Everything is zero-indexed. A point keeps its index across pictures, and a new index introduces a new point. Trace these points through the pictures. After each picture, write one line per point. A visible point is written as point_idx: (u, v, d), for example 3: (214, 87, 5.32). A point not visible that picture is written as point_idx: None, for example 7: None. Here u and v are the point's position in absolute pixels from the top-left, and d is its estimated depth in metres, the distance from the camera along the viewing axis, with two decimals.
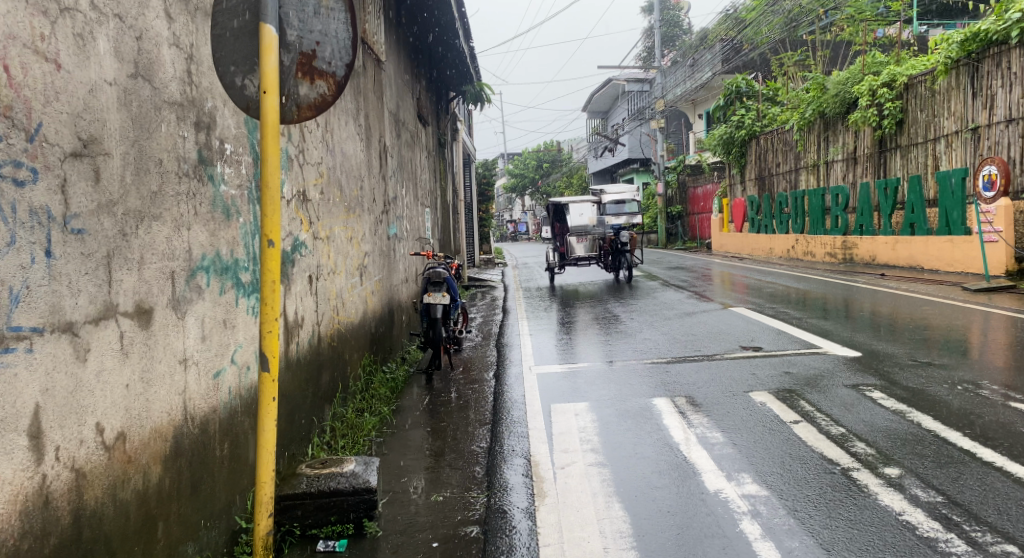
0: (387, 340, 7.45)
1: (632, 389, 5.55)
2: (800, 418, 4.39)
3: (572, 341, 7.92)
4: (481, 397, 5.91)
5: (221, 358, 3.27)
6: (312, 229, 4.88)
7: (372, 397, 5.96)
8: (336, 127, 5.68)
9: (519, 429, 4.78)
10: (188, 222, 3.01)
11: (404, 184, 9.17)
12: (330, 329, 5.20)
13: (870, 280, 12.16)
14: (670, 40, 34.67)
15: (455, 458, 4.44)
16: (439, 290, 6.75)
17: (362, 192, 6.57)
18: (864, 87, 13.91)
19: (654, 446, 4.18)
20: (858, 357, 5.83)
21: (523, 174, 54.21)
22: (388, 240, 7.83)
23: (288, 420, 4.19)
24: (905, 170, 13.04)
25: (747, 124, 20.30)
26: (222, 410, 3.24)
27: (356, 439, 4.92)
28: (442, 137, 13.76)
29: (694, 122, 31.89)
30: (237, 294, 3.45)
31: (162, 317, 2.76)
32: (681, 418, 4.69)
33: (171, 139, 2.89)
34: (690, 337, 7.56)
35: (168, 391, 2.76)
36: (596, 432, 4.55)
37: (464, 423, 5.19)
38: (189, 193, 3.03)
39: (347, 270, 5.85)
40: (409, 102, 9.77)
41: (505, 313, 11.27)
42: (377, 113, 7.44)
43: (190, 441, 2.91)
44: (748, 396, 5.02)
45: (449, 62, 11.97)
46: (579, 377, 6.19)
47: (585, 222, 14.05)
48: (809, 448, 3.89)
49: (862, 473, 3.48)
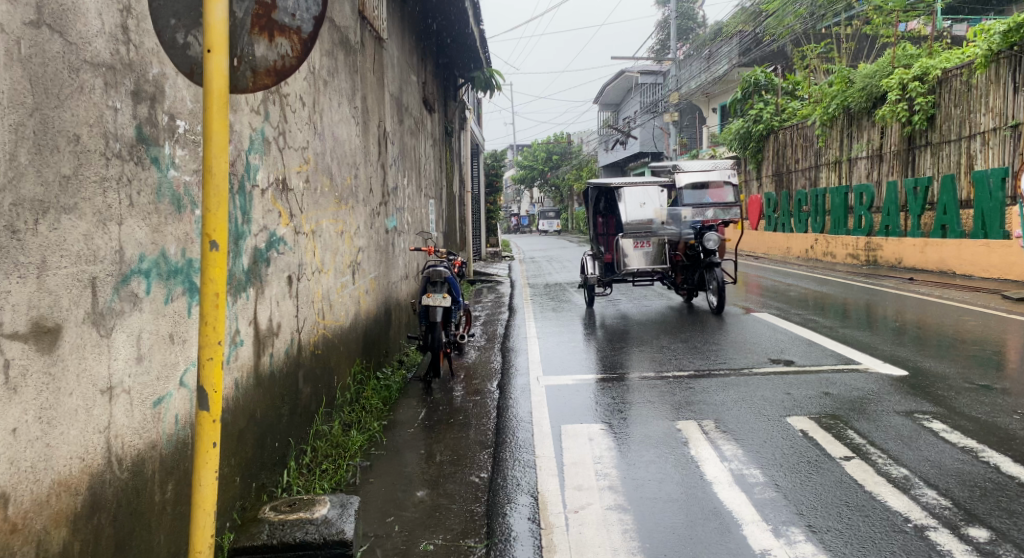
0: (383, 342, 6.86)
1: (652, 408, 4.95)
2: (852, 453, 3.78)
3: (584, 348, 7.33)
4: (484, 412, 5.33)
5: (165, 382, 2.67)
6: (293, 223, 4.30)
7: (363, 409, 5.39)
8: (327, 108, 5.08)
9: (525, 458, 4.19)
10: (119, 214, 2.41)
11: (406, 174, 8.56)
12: (315, 335, 4.62)
13: (898, 284, 11.52)
14: (685, 32, 33.98)
15: (451, 489, 3.87)
16: (440, 291, 6.14)
17: (357, 180, 5.97)
18: (893, 80, 13.21)
19: (683, 483, 3.60)
20: (906, 378, 5.21)
21: (532, 166, 53.46)
22: (386, 234, 7.23)
23: (256, 444, 3.63)
24: (936, 169, 12.38)
25: (766, 118, 19.64)
26: (163, 444, 2.65)
27: (341, 461, 4.36)
28: (449, 125, 13.15)
29: (708, 117, 31.13)
30: (190, 302, 2.87)
31: (77, 337, 2.19)
32: (710, 447, 4.08)
33: (96, 110, 2.30)
34: (712, 346, 6.95)
35: (82, 429, 2.20)
36: (614, 465, 3.95)
37: (462, 446, 4.60)
38: (120, 179, 2.43)
39: (337, 268, 5.26)
40: (414, 85, 9.18)
41: (512, 312, 10.67)
42: (376, 98, 6.84)
43: (115, 488, 2.35)
44: (783, 420, 4.43)
45: (458, 47, 11.35)
46: (591, 393, 5.59)
47: (648, 218, 9.49)
48: (866, 493, 3.30)
49: (941, 534, 2.89)
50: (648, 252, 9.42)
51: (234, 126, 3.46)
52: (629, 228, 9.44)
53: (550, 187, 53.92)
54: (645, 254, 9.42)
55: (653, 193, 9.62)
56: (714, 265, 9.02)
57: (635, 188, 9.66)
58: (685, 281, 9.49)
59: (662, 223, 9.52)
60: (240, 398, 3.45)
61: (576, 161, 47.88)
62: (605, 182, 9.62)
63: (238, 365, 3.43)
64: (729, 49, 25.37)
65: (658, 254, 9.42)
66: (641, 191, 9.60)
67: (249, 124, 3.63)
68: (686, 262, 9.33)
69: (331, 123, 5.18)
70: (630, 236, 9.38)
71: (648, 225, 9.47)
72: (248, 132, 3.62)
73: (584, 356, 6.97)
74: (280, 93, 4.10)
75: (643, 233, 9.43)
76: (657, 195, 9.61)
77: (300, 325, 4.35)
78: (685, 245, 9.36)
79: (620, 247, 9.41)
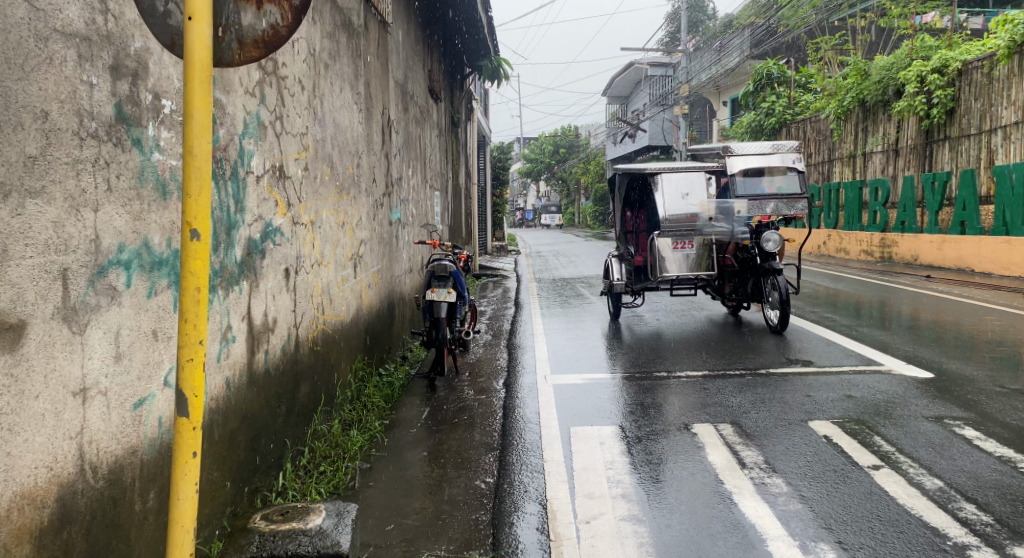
0: (386, 337, 6.66)
1: (664, 411, 4.75)
2: (880, 462, 3.56)
3: (593, 346, 7.12)
4: (489, 413, 5.14)
5: (148, 382, 2.47)
6: (291, 213, 4.10)
7: (364, 409, 5.21)
8: (328, 93, 4.87)
9: (532, 463, 4.00)
10: (96, 200, 2.22)
11: (411, 165, 8.36)
12: (313, 332, 4.43)
13: (915, 282, 11.28)
14: (695, 24, 33.67)
15: (456, 494, 3.68)
16: (445, 286, 5.94)
17: (359, 170, 5.78)
18: (911, 72, 12.93)
19: (700, 492, 3.41)
20: (932, 380, 4.99)
21: (539, 159, 53.18)
22: (390, 226, 7.03)
23: (249, 446, 3.44)
24: (954, 163, 12.12)
25: (778, 111, 19.37)
26: (146, 450, 2.45)
27: (340, 463, 4.17)
28: (457, 116, 12.93)
29: (718, 110, 30.84)
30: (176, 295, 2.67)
31: (45, 334, 2.00)
32: (729, 454, 3.88)
33: (67, 85, 2.10)
34: (726, 347, 6.72)
35: (51, 436, 2.02)
36: (627, 471, 3.75)
37: (467, 448, 4.41)
38: (97, 162, 2.23)
39: (337, 261, 5.06)
40: (420, 73, 8.97)
41: (518, 307, 10.47)
42: (380, 86, 6.63)
43: (90, 499, 2.16)
44: (804, 425, 4.23)
45: (465, 35, 11.13)
46: (601, 393, 5.40)
47: (691, 213, 7.50)
48: (899, 506, 3.09)
49: (984, 553, 2.68)
50: (689, 257, 7.44)
51: (227, 109, 3.25)
52: (666, 224, 7.48)
53: (557, 180, 53.67)
54: (685, 258, 7.45)
55: (699, 183, 7.67)
56: (774, 273, 7.07)
57: (675, 175, 7.74)
58: (732, 293, 7.62)
59: (710, 220, 7.45)
60: (233, 398, 3.26)
61: (584, 155, 47.60)
62: (638, 165, 7.71)
63: (231, 364, 3.24)
64: (740, 41, 25.07)
65: (701, 260, 7.44)
66: (683, 180, 7.68)
67: (244, 107, 3.42)
68: (736, 268, 7.56)
69: (332, 110, 4.98)
70: (667, 235, 7.43)
71: (691, 223, 7.47)
72: (242, 114, 3.42)
73: (593, 354, 6.76)
74: (278, 75, 3.89)
75: (685, 231, 7.44)
76: (702, 186, 7.66)
77: (297, 321, 4.16)
78: (735, 248, 7.58)
79: (655, 247, 7.46)
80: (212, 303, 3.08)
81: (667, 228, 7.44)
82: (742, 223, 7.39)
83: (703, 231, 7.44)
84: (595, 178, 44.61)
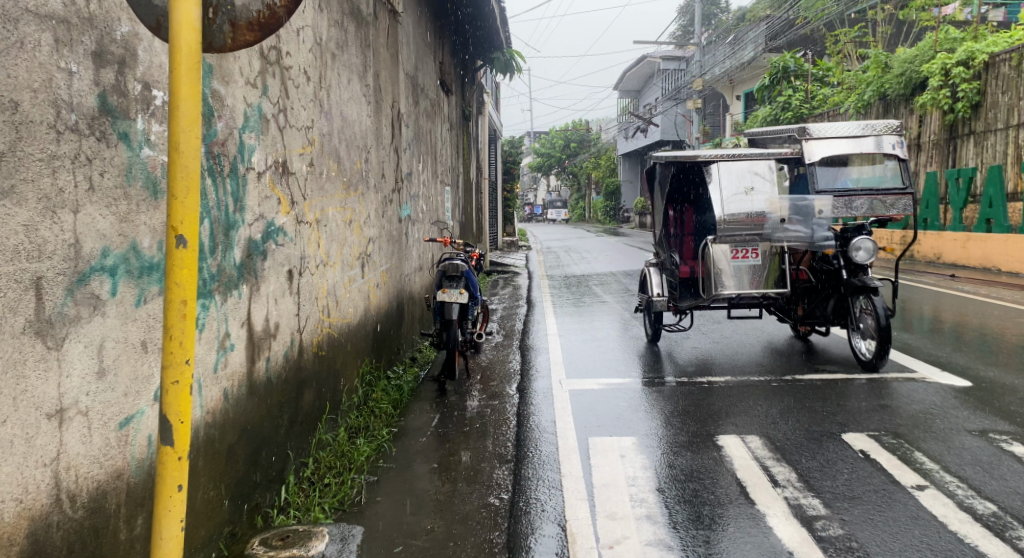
0: (394, 338, 6.46)
1: (684, 422, 4.53)
2: (926, 485, 3.33)
3: (610, 349, 6.90)
4: (502, 421, 4.93)
5: (137, 399, 2.27)
6: (295, 212, 3.89)
7: (371, 416, 5.00)
8: (335, 85, 4.66)
9: (549, 478, 3.78)
10: (75, 200, 2.01)
11: (421, 159, 8.14)
12: (318, 337, 4.22)
13: (938, 281, 11.00)
14: (709, 18, 33.31)
15: (468, 512, 3.48)
16: (456, 287, 5.73)
17: (368, 165, 5.56)
18: (934, 65, 12.61)
19: (728, 516, 3.19)
20: (969, 390, 4.75)
21: (550, 154, 52.87)
22: (399, 223, 6.81)
23: (250, 462, 3.25)
24: (980, 159, 11.82)
25: (794, 106, 19.06)
26: (134, 473, 2.24)
27: (346, 477, 3.98)
28: (468, 110, 12.71)
29: (732, 105, 30.54)
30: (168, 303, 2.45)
31: (14, 350, 1.80)
32: (760, 472, 3.65)
33: (41, 72, 1.89)
34: (747, 352, 6.49)
35: (21, 463, 1.81)
36: (650, 490, 3.53)
37: (480, 459, 4.20)
38: (77, 158, 2.02)
39: (344, 261, 4.86)
40: (430, 66, 8.74)
41: (531, 306, 10.25)
42: (390, 79, 6.42)
43: (67, 531, 1.95)
44: (835, 440, 4.01)
45: (477, 27, 10.90)
46: (618, 400, 5.18)
47: (754, 211, 5.96)
48: (951, 533, 2.88)
49: None
50: (753, 270, 5.90)
51: (226, 100, 3.03)
52: (724, 228, 5.97)
53: (568, 175, 53.35)
54: (746, 271, 5.91)
55: (764, 175, 6.11)
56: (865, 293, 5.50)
57: (734, 163, 6.15)
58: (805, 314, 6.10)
59: (782, 223, 5.89)
60: (233, 411, 3.08)
61: (595, 149, 47.33)
62: (688, 153, 6.08)
63: (229, 375, 3.04)
64: (756, 34, 24.75)
65: (769, 270, 5.92)
66: (744, 170, 6.12)
67: (244, 99, 3.21)
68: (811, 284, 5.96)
69: (339, 102, 4.76)
70: (725, 241, 5.92)
71: (757, 226, 5.94)
72: (242, 107, 3.21)
73: (610, 357, 6.54)
74: (281, 64, 3.67)
75: (748, 235, 5.91)
76: (768, 177, 6.11)
77: (302, 325, 3.96)
78: (810, 262, 5.98)
79: (707, 256, 5.92)
80: (209, 309, 2.87)
81: (725, 234, 5.92)
82: (825, 226, 5.76)
83: (772, 236, 5.89)
84: (606, 173, 44.29)
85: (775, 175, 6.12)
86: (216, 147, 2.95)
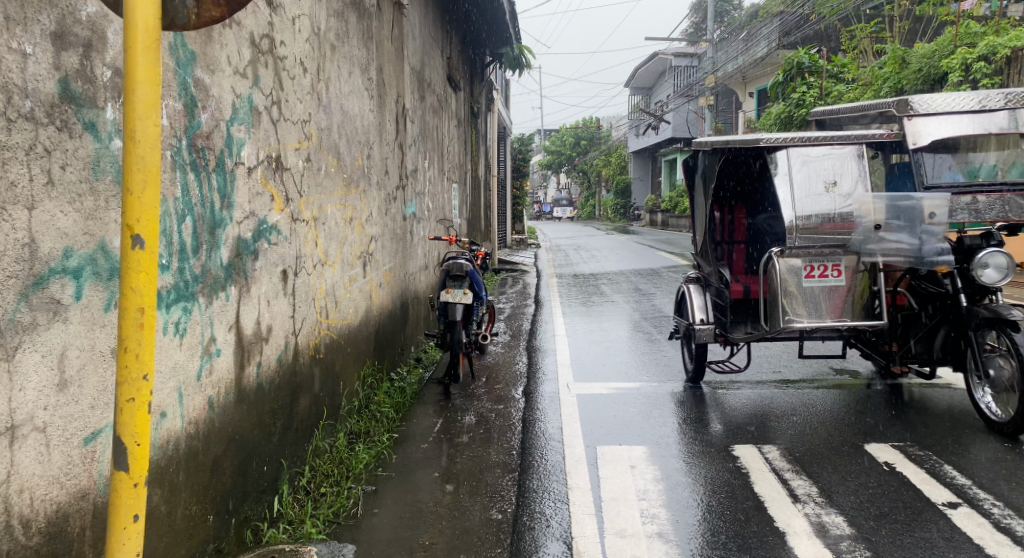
0: (398, 339, 6.28)
1: (698, 432, 4.32)
2: (959, 502, 3.16)
3: (620, 351, 6.69)
4: (508, 427, 4.73)
5: (108, 411, 2.10)
6: (290, 209, 3.71)
7: (372, 420, 4.82)
8: (335, 77, 4.47)
9: (555, 491, 3.59)
10: (29, 195, 1.83)
11: (428, 155, 7.95)
12: (315, 339, 4.04)
13: None
14: (722, 14, 33.03)
15: (470, 525, 3.30)
16: (460, 287, 5.56)
17: (370, 161, 5.39)
18: (954, 60, 12.30)
19: (744, 537, 2.99)
20: None
21: (560, 151, 52.58)
22: (403, 221, 6.63)
23: (238, 472, 3.06)
24: None
25: (809, 102, 18.82)
26: (104, 491, 2.07)
27: (343, 486, 3.79)
28: (476, 105, 12.51)
29: (745, 102, 30.26)
30: None
31: None
32: (781, 486, 3.46)
33: None
34: (762, 356, 6.29)
35: None
36: (663, 505, 3.34)
37: (484, 467, 4.02)
38: (32, 149, 1.84)
39: (344, 260, 4.67)
40: (437, 60, 8.55)
41: (539, 306, 10.06)
42: (394, 73, 6.22)
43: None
44: (860, 454, 3.79)
45: (486, 21, 10.69)
46: (629, 406, 4.98)
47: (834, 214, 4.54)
48: None
49: None
50: (833, 292, 4.52)
51: (211, 91, 2.84)
52: (797, 237, 4.57)
53: (578, 172, 53.10)
54: (824, 293, 4.53)
55: (850, 167, 4.66)
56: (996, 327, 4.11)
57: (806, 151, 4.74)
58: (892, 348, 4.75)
59: (875, 230, 4.44)
60: (219, 421, 2.90)
61: (606, 147, 47.06)
62: (746, 136, 4.71)
63: (215, 382, 2.86)
64: (770, 30, 24.49)
65: (856, 291, 4.53)
66: (821, 161, 4.70)
67: (232, 90, 3.02)
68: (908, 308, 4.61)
69: (339, 95, 4.57)
70: (796, 255, 4.54)
71: (840, 234, 4.53)
72: (230, 98, 3.02)
73: (621, 361, 6.34)
74: (274, 54, 3.48)
75: (827, 247, 4.53)
76: (855, 170, 4.66)
77: (297, 328, 3.78)
78: (909, 283, 4.68)
79: (771, 274, 4.56)
80: (192, 313, 2.69)
81: (796, 247, 4.55)
82: (938, 235, 4.28)
83: (860, 246, 4.51)
84: (617, 170, 44.06)
85: (864, 167, 4.66)
86: (201, 141, 2.76)
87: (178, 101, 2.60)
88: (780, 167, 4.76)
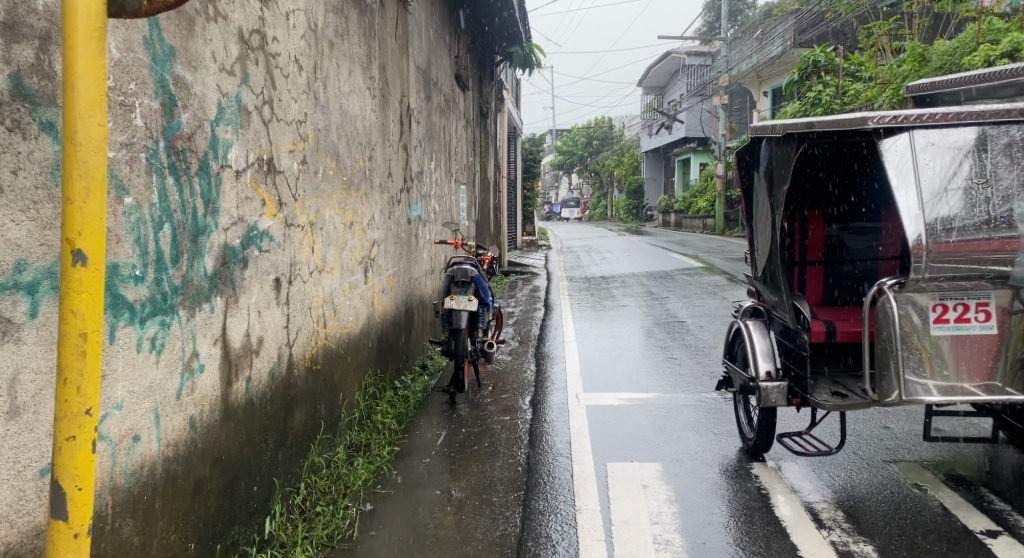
0: (403, 345, 6.11)
1: (714, 451, 4.10)
2: (995, 533, 2.96)
3: (632, 359, 6.47)
4: (514, 440, 4.53)
5: None
6: (284, 214, 3.52)
7: (373, 433, 4.63)
8: (333, 76, 4.28)
9: (563, 514, 3.39)
10: None
11: (434, 156, 7.77)
12: (311, 350, 3.85)
13: None
14: (736, 13, 32.83)
15: (473, 550, 3.10)
16: (465, 293, 5.35)
17: (372, 163, 5.20)
18: (977, 57, 12.16)
19: None
20: None
21: (572, 151, 52.33)
22: (408, 224, 6.44)
23: (224, 495, 2.88)
24: None
25: (825, 101, 18.59)
26: None
27: (340, 504, 3.60)
28: (485, 105, 12.34)
29: (759, 101, 30.01)
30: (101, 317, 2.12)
31: None
32: (803, 512, 3.26)
33: None
34: None
35: None
36: (678, 532, 3.14)
37: (488, 484, 3.82)
38: None
39: (344, 266, 4.49)
40: (445, 59, 8.37)
41: (549, 310, 9.87)
42: (398, 71, 6.04)
43: None
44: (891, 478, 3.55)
45: (496, 19, 10.51)
46: (642, 419, 4.77)
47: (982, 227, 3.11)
48: None
49: None
50: (972, 347, 3.16)
51: (193, 89, 2.66)
52: (935, 264, 3.11)
53: (590, 173, 52.86)
54: (957, 347, 3.19)
55: (1002, 155, 3.19)
56: None
57: (937, 130, 3.23)
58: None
59: None
60: (203, 442, 2.71)
61: (618, 147, 46.87)
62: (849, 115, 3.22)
63: (197, 400, 2.67)
64: (785, 29, 24.25)
65: (1010, 342, 3.17)
66: (960, 148, 3.21)
67: (217, 88, 2.83)
68: None
69: (338, 94, 4.38)
70: (926, 294, 3.14)
71: (992, 260, 3.11)
72: (215, 97, 2.83)
73: (633, 369, 6.12)
74: (265, 50, 3.29)
75: (975, 278, 3.12)
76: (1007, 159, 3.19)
77: (292, 339, 3.59)
78: None
79: (888, 321, 3.18)
80: (171, 327, 2.50)
81: (927, 280, 3.11)
82: None
83: (1023, 280, 3.14)
84: (629, 170, 43.81)
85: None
86: (182, 143, 2.57)
87: (155, 100, 2.41)
88: (902, 168, 3.24)
